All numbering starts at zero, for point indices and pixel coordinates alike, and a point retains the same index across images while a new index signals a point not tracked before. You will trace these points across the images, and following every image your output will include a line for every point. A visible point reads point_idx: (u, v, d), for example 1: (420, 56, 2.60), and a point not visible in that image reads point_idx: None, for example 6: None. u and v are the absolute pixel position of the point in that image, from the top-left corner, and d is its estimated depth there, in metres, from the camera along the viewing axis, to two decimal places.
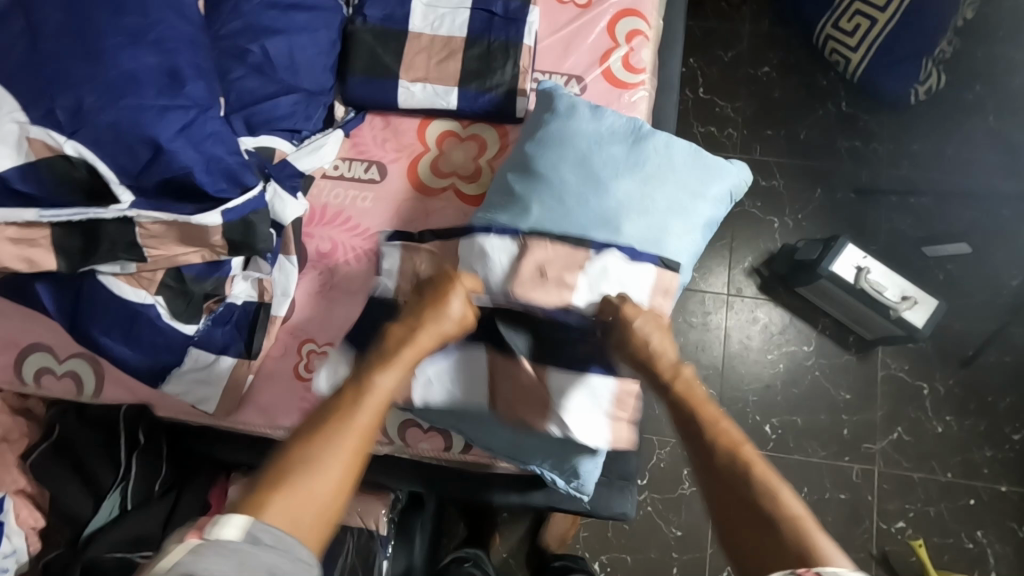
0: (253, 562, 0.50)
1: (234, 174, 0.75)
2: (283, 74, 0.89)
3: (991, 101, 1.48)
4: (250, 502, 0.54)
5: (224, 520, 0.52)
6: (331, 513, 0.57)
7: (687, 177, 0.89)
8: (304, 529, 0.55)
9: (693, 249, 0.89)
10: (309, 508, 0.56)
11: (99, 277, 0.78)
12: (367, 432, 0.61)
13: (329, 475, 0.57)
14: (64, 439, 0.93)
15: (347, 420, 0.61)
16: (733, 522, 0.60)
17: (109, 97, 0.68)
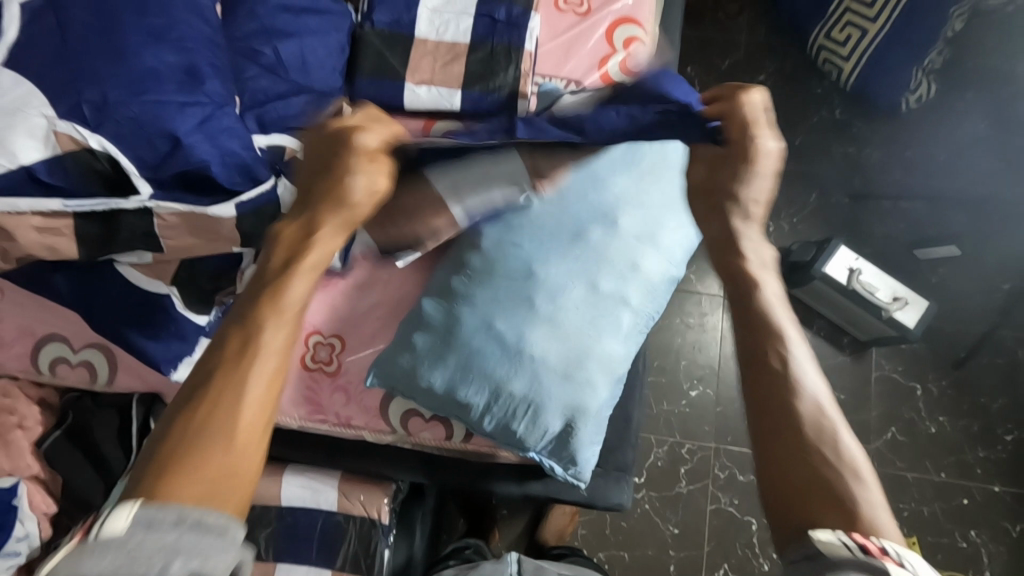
0: (143, 549, 0.47)
1: (248, 168, 0.79)
2: (294, 75, 0.92)
3: (981, 110, 1.52)
4: (134, 491, 0.50)
5: (105, 517, 0.48)
6: (233, 479, 0.53)
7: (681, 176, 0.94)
8: (205, 501, 0.50)
9: (687, 245, 0.93)
10: (218, 468, 0.52)
11: (117, 267, 0.83)
12: (257, 395, 0.56)
13: (221, 445, 0.53)
14: (78, 425, 0.96)
15: (231, 386, 0.55)
16: (787, 469, 0.55)
17: (132, 91, 0.72)
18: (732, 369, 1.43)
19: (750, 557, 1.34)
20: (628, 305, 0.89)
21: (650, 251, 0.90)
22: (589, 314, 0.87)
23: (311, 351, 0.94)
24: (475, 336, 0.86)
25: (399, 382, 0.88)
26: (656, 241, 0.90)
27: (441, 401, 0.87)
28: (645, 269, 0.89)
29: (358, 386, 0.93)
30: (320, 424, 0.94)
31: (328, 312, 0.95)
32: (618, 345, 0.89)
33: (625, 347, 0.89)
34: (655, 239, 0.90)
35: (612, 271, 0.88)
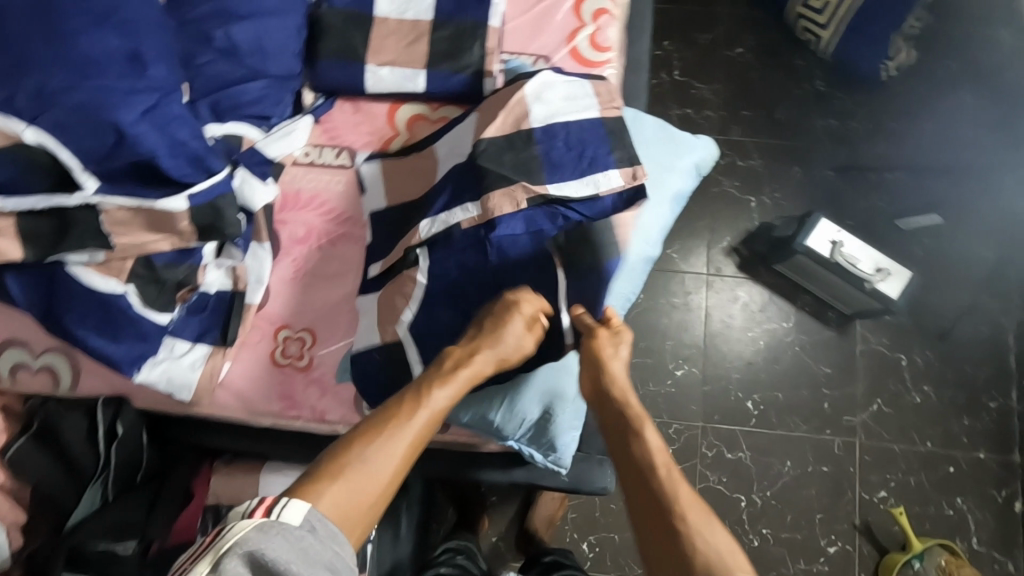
0: (309, 551, 0.57)
1: (199, 158, 0.75)
2: (250, 60, 0.88)
3: (961, 77, 1.51)
4: (306, 489, 0.62)
5: (288, 506, 0.59)
6: (374, 503, 0.65)
7: (651, 150, 0.92)
8: (348, 517, 0.63)
9: (665, 220, 0.89)
10: (351, 501, 0.63)
11: (67, 268, 0.78)
12: (416, 442, 0.70)
13: (374, 475, 0.66)
14: (42, 428, 0.92)
15: (402, 428, 0.70)
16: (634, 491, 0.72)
17: (72, 80, 0.68)
18: (718, 347, 1.42)
19: (740, 534, 1.34)
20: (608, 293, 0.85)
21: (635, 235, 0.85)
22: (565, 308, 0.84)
23: (281, 346, 0.90)
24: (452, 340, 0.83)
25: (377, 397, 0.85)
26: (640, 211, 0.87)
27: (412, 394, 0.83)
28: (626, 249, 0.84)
29: (331, 378, 0.89)
30: (294, 421, 0.89)
31: (296, 305, 0.91)
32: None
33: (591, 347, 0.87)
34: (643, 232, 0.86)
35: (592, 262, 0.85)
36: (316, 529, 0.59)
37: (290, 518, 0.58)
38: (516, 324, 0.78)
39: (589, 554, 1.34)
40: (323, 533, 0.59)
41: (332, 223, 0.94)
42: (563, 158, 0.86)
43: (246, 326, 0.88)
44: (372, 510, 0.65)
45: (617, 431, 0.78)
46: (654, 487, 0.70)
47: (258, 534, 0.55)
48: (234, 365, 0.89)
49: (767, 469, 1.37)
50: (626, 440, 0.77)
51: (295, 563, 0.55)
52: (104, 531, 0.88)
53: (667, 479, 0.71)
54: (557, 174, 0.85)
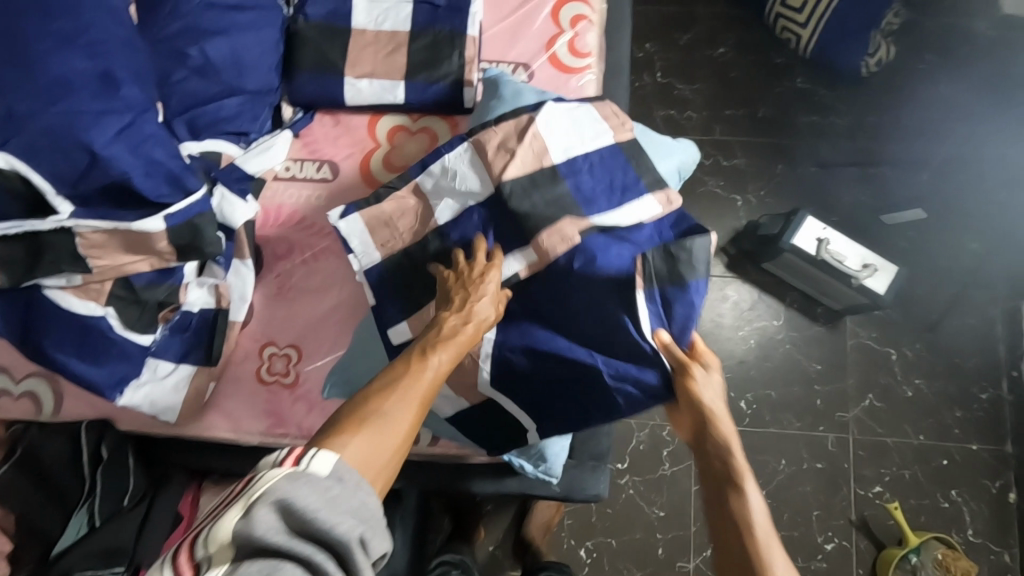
0: (341, 500, 0.52)
1: (176, 178, 0.75)
2: (226, 76, 0.87)
3: (940, 70, 1.52)
4: (328, 445, 0.57)
5: (316, 455, 0.54)
6: (395, 460, 0.60)
7: None
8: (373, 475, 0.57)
9: None
10: (373, 458, 0.57)
11: (45, 291, 0.77)
12: (426, 399, 0.66)
13: (393, 430, 0.60)
14: (28, 454, 0.91)
15: (411, 386, 0.65)
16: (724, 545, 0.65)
17: (40, 102, 0.67)
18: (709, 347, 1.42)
19: None
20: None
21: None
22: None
23: (266, 363, 0.89)
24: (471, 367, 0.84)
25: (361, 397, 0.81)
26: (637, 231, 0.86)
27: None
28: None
29: (318, 394, 0.88)
30: (281, 439, 0.88)
31: (280, 321, 0.90)
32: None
33: None
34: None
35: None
36: (344, 479, 0.53)
37: (318, 468, 0.53)
38: (490, 282, 0.78)
39: (587, 560, 1.34)
40: (353, 482, 0.54)
41: (312, 237, 0.93)
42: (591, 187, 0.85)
43: (230, 345, 0.88)
44: (394, 467, 0.59)
45: (714, 483, 0.69)
46: (748, 552, 0.62)
47: (287, 483, 0.51)
48: (220, 385, 0.89)
49: (762, 468, 1.37)
50: (722, 489, 0.69)
51: (324, 513, 0.50)
52: (95, 555, 0.86)
53: (766, 548, 0.62)
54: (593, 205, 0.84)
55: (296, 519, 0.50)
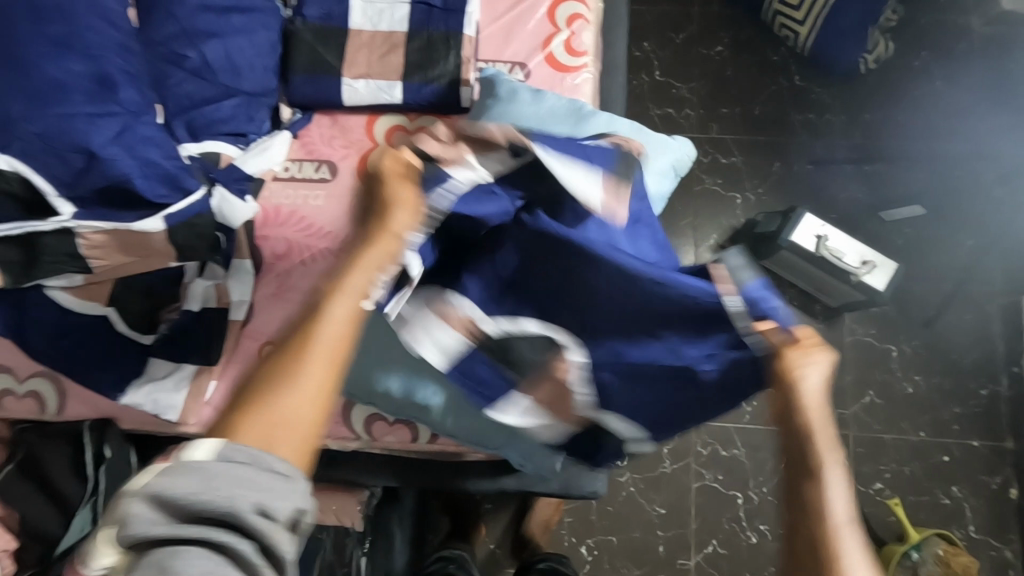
0: (221, 478, 0.50)
1: (173, 178, 0.74)
2: (224, 78, 0.88)
3: (937, 66, 1.52)
4: (218, 431, 0.55)
5: (193, 445, 0.52)
6: (302, 424, 0.57)
7: None
8: (275, 445, 0.55)
9: None
10: (267, 431, 0.55)
11: (49, 292, 0.80)
12: (326, 352, 0.61)
13: (287, 399, 0.58)
14: (32, 453, 0.92)
15: (304, 345, 0.61)
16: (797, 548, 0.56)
17: (39, 106, 0.68)
18: None
19: (737, 531, 1.34)
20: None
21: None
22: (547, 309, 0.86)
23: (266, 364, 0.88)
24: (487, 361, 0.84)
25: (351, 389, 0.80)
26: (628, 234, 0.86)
27: (398, 404, 0.81)
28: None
29: None
30: None
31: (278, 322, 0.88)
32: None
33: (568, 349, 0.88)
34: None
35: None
36: (233, 459, 0.52)
37: (197, 454, 0.52)
38: (399, 215, 0.73)
39: (587, 558, 1.34)
40: (242, 460, 0.52)
41: (310, 239, 0.90)
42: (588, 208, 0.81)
43: (230, 345, 0.87)
44: (300, 433, 0.57)
45: (793, 467, 0.60)
46: (821, 550, 0.54)
47: (158, 478, 0.50)
48: (220, 385, 0.87)
49: (760, 465, 1.37)
50: (795, 476, 0.60)
51: (205, 495, 0.49)
52: None
53: (836, 536, 0.55)
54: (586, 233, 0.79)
55: (176, 508, 0.49)
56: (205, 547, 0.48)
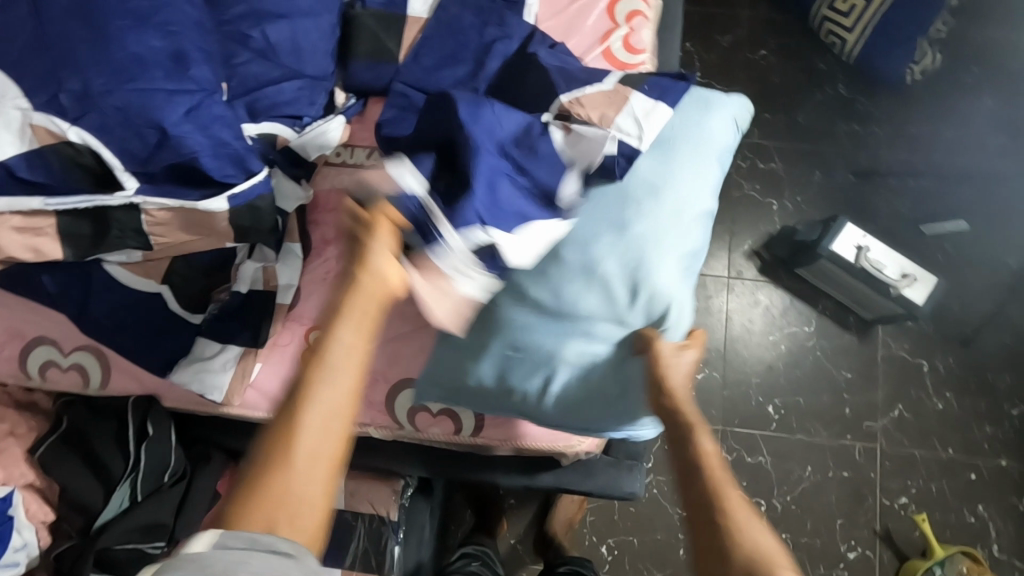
0: (246, 558, 0.52)
1: (240, 159, 0.74)
2: (286, 59, 0.87)
3: (985, 81, 1.50)
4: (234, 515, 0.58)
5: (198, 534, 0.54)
6: (320, 504, 0.62)
7: (686, 111, 0.87)
8: (301, 531, 0.59)
9: (716, 179, 0.87)
10: (287, 514, 0.59)
11: (105, 266, 0.79)
12: (336, 419, 0.65)
13: (306, 475, 0.61)
14: (74, 428, 0.93)
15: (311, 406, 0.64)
16: (695, 508, 0.70)
17: (116, 80, 0.68)
18: (738, 351, 1.41)
19: None
20: (668, 245, 0.80)
21: (683, 191, 0.83)
22: (632, 250, 0.79)
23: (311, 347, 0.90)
24: (587, 304, 0.79)
25: (439, 381, 0.85)
26: (684, 176, 0.83)
27: (491, 392, 0.84)
28: (678, 207, 0.82)
29: None
30: None
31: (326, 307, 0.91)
32: (672, 285, 0.81)
33: (678, 288, 0.81)
34: (684, 176, 0.83)
35: (642, 211, 0.81)
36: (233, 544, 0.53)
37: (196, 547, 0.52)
38: (384, 242, 0.73)
39: (608, 557, 1.34)
40: (242, 545, 0.53)
41: None
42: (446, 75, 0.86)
43: (277, 327, 0.89)
44: (317, 513, 0.61)
45: (689, 473, 0.72)
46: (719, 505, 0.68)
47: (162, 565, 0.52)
48: (266, 366, 0.90)
49: (787, 475, 1.36)
50: (687, 447, 0.74)
51: (247, 562, 0.51)
52: (134, 532, 0.89)
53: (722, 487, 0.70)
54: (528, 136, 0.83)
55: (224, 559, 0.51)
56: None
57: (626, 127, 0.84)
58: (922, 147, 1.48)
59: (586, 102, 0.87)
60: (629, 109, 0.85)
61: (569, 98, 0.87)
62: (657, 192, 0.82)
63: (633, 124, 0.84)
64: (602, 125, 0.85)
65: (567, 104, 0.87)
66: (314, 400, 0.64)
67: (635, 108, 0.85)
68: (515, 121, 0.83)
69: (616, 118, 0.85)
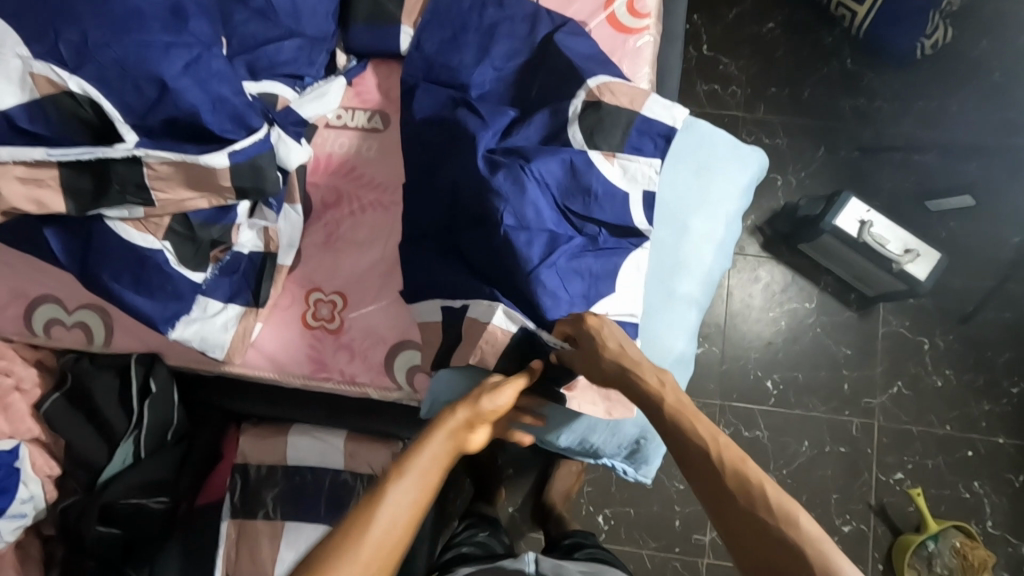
0: None
1: (240, 116, 0.76)
2: (286, 19, 0.87)
3: (995, 57, 1.48)
4: None
5: None
6: None
7: (722, 163, 0.96)
8: None
9: (734, 233, 0.97)
10: None
11: (107, 223, 0.78)
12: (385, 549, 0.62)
13: None
14: (74, 387, 0.93)
15: (373, 523, 0.62)
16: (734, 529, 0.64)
17: (115, 31, 0.69)
18: (738, 327, 1.41)
19: None
20: (692, 301, 0.91)
21: (710, 247, 0.93)
22: (658, 305, 0.89)
23: (312, 309, 0.92)
24: None
25: None
26: (714, 234, 0.93)
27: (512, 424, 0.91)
28: (703, 266, 0.92)
29: (362, 341, 0.91)
30: (324, 382, 0.91)
31: (326, 269, 0.92)
32: (686, 341, 0.91)
33: (691, 342, 0.92)
34: (713, 233, 0.93)
35: (678, 272, 0.90)
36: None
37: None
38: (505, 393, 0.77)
39: (605, 527, 1.35)
40: None
41: (360, 187, 0.94)
42: (482, 105, 0.91)
43: (277, 288, 0.91)
44: None
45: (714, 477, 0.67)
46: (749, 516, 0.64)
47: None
48: (266, 326, 0.92)
49: (783, 449, 1.37)
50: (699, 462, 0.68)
51: None
52: (137, 488, 0.93)
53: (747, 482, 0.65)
54: (572, 191, 0.86)
55: None
56: None
57: (656, 111, 0.89)
58: (930, 124, 1.47)
59: (614, 101, 0.88)
60: (651, 99, 0.90)
61: (597, 83, 0.89)
62: (688, 249, 0.91)
63: (661, 110, 0.89)
64: (634, 108, 0.89)
65: (595, 90, 0.88)
66: (379, 528, 0.62)
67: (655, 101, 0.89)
68: (552, 168, 0.86)
69: (642, 109, 0.89)
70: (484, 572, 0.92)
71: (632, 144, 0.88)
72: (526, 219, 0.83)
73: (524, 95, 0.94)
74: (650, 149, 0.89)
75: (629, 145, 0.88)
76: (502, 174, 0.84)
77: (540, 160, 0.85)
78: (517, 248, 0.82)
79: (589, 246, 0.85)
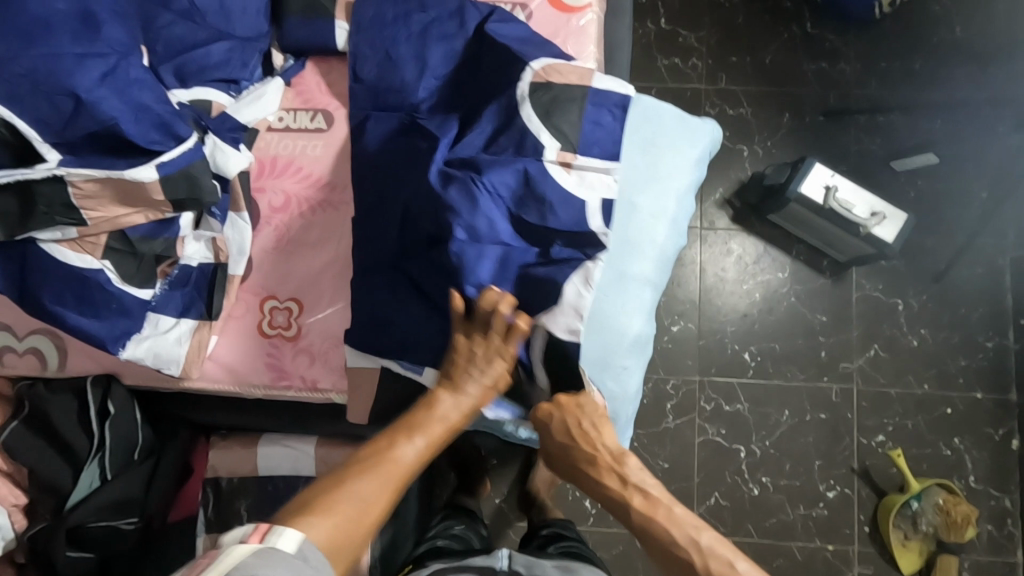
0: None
1: (166, 124, 0.74)
2: (213, 20, 0.88)
3: (955, 10, 1.46)
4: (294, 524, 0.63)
5: (282, 531, 0.58)
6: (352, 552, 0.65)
7: (671, 136, 0.94)
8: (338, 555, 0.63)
9: (688, 208, 0.95)
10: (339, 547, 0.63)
11: (41, 246, 0.77)
12: (386, 496, 0.71)
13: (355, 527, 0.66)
14: (32, 412, 0.91)
15: (374, 474, 0.72)
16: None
17: (22, 43, 0.68)
18: (713, 301, 1.41)
19: (739, 484, 1.35)
20: (644, 280, 0.90)
21: (661, 223, 0.91)
22: (611, 288, 0.88)
23: (267, 317, 0.90)
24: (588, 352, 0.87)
25: None
26: (665, 211, 0.91)
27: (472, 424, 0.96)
28: (655, 244, 0.90)
29: (320, 346, 0.89)
30: (286, 390, 0.89)
31: (279, 275, 0.90)
32: (642, 323, 0.89)
33: (647, 324, 0.90)
34: (664, 209, 0.91)
35: (627, 252, 0.89)
36: (309, 559, 0.58)
37: (284, 545, 0.57)
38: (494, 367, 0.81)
39: (592, 511, 1.35)
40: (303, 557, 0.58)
41: (309, 189, 0.92)
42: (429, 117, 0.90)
43: (231, 298, 0.88)
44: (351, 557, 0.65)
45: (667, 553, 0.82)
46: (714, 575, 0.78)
47: (256, 557, 0.54)
48: (222, 338, 0.89)
49: (764, 420, 1.37)
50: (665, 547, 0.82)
51: None
52: (106, 510, 0.91)
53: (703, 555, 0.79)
54: (530, 194, 0.84)
55: None
56: (283, 551, 0.56)
57: (607, 83, 0.88)
58: (893, 83, 1.45)
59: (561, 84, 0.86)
60: (599, 83, 0.88)
61: (541, 65, 0.87)
62: (638, 227, 0.90)
63: (613, 82, 0.88)
64: (585, 83, 0.87)
65: (541, 72, 0.87)
66: (373, 481, 0.71)
67: (607, 83, 0.88)
68: (510, 172, 0.84)
69: (590, 94, 0.87)
70: (459, 569, 0.91)
71: (590, 118, 0.87)
72: (476, 227, 0.82)
73: (467, 81, 0.92)
74: (610, 120, 0.87)
75: (587, 119, 0.86)
76: (453, 191, 0.83)
77: (490, 164, 0.84)
78: (467, 261, 0.81)
79: (541, 258, 0.84)
